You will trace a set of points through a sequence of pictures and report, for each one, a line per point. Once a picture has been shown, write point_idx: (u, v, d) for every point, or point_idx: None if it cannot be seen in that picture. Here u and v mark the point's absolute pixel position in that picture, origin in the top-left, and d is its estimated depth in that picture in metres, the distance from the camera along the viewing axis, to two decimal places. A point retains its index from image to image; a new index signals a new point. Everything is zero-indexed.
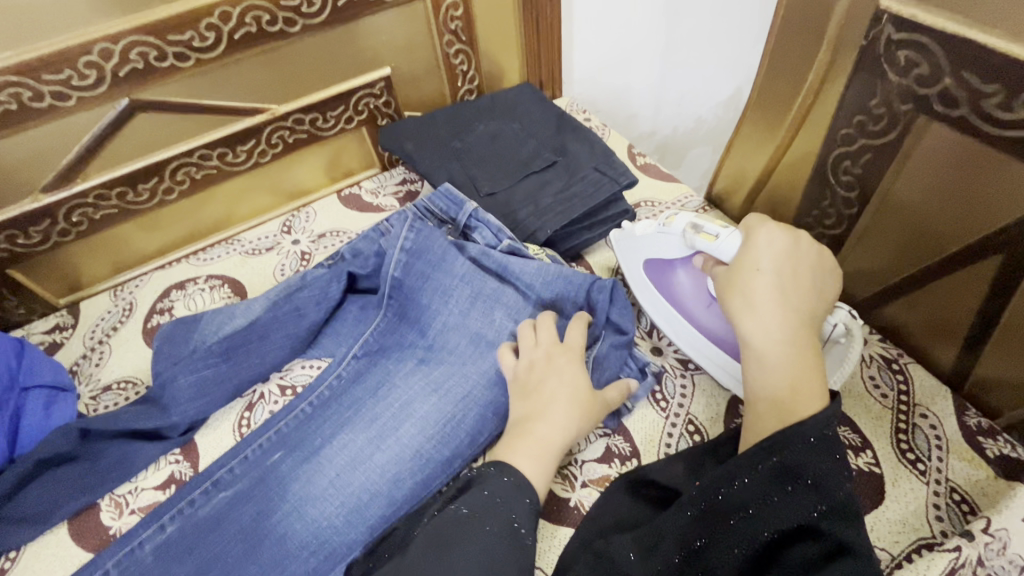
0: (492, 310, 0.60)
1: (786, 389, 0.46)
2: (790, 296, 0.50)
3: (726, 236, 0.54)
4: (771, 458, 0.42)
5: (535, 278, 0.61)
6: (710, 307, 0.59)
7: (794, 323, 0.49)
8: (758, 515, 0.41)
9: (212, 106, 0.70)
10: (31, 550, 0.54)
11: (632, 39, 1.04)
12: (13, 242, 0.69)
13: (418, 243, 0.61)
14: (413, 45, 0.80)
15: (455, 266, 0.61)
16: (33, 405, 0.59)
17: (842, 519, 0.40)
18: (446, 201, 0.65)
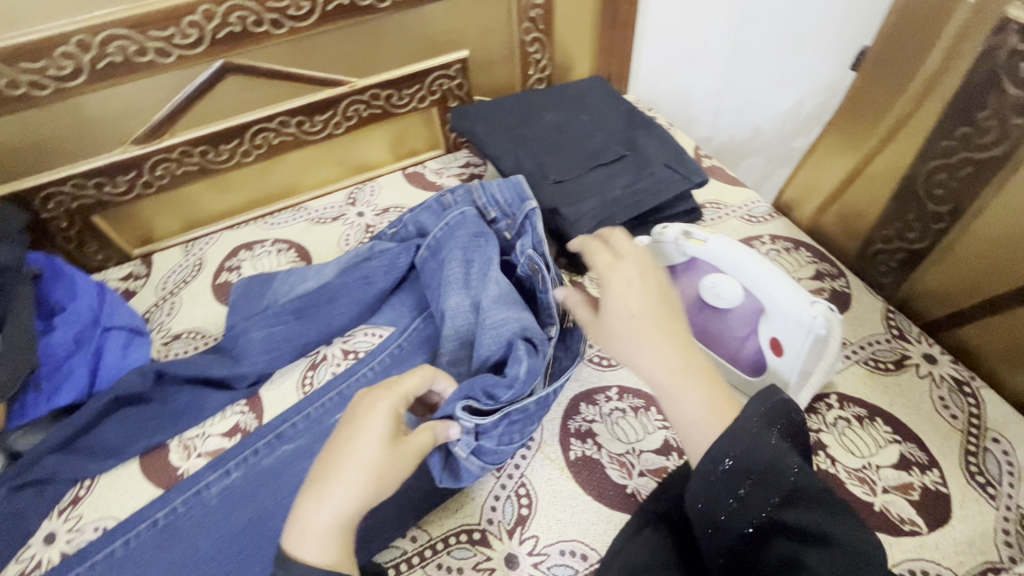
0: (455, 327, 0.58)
1: (703, 420, 0.42)
2: (659, 326, 0.46)
3: (716, 240, 0.53)
4: (721, 463, 0.39)
5: (491, 307, 0.56)
6: (704, 311, 0.58)
7: (676, 354, 0.44)
8: (727, 516, 0.39)
9: (296, 74, 0.72)
10: (103, 481, 0.56)
11: (702, 38, 1.01)
12: (101, 190, 0.72)
13: (440, 238, 0.63)
14: (492, 30, 0.81)
15: (451, 261, 0.60)
16: (114, 345, 0.62)
17: (803, 505, 0.38)
18: (510, 190, 0.64)
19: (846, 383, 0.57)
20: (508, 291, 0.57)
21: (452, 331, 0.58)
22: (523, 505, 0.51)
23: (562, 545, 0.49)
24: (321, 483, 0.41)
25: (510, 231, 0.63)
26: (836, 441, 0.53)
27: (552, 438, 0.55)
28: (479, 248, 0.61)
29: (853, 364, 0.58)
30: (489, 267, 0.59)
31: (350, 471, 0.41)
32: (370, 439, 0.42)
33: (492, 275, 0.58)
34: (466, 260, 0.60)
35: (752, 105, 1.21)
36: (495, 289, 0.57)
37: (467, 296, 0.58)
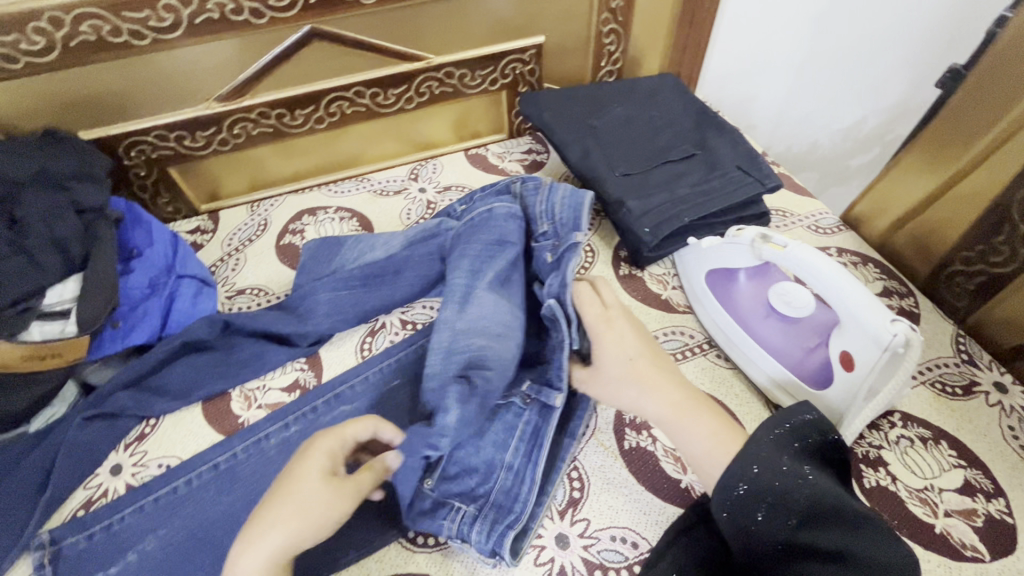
0: (439, 339, 0.55)
1: (706, 451, 0.45)
2: (643, 368, 0.49)
3: (796, 247, 0.51)
4: (737, 488, 0.41)
5: (474, 334, 0.54)
6: (768, 318, 0.57)
7: (673, 392, 0.48)
8: (752, 540, 0.40)
9: (378, 46, 0.74)
10: (168, 422, 0.58)
11: (775, 45, 0.98)
12: (180, 143, 0.74)
13: (465, 231, 0.61)
14: (571, 18, 0.81)
15: (458, 269, 0.58)
16: (185, 292, 0.64)
17: (822, 524, 0.39)
18: (568, 208, 0.59)
19: (911, 403, 0.56)
20: (497, 316, 0.55)
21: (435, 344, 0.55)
22: (575, 488, 0.52)
23: (614, 531, 0.49)
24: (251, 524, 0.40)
25: (551, 253, 0.58)
26: (899, 459, 0.52)
27: (606, 426, 0.56)
28: (491, 260, 0.58)
29: (919, 386, 0.57)
30: (481, 290, 0.56)
31: (287, 510, 0.40)
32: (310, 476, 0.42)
33: (484, 299, 0.55)
34: (474, 270, 0.58)
35: (815, 118, 1.18)
36: (482, 313, 0.55)
37: (458, 311, 0.56)
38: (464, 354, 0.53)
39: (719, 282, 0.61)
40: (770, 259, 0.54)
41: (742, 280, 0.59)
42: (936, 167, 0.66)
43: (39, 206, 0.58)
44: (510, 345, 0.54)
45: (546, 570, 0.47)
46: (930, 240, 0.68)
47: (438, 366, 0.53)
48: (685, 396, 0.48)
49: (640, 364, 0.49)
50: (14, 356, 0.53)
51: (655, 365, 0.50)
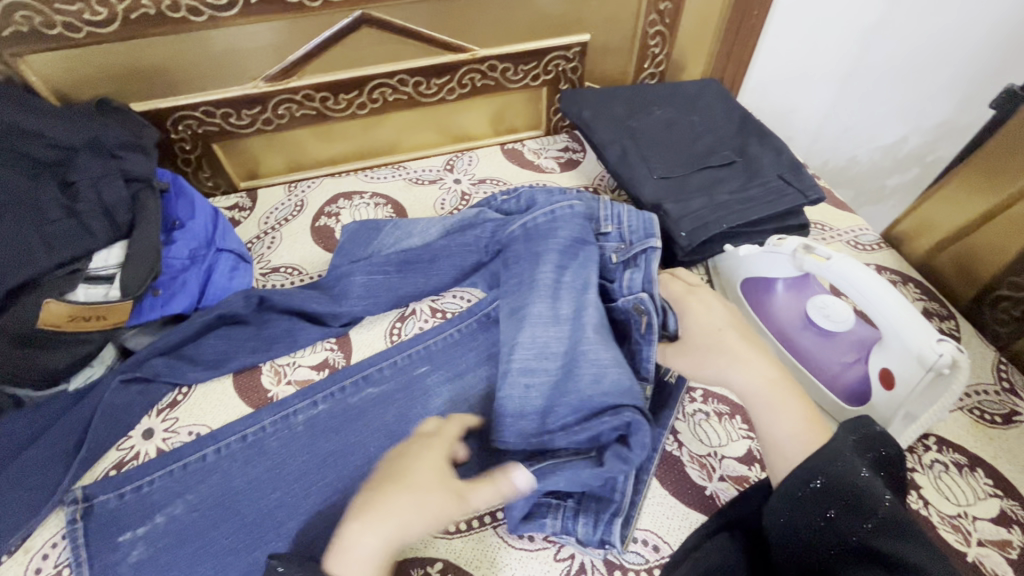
0: (535, 335, 0.54)
1: (794, 429, 0.45)
2: (723, 339, 0.50)
3: (838, 259, 0.50)
4: (811, 481, 0.41)
5: (584, 335, 0.53)
6: (805, 331, 0.57)
7: (766, 368, 0.49)
8: (816, 535, 0.40)
9: (425, 36, 0.75)
10: (199, 391, 0.59)
11: (822, 55, 0.96)
12: (226, 120, 0.75)
13: (537, 226, 0.60)
14: (618, 17, 0.81)
15: (543, 265, 0.57)
16: (223, 266, 0.66)
17: (895, 533, 0.38)
18: (632, 212, 0.61)
19: (948, 427, 0.54)
20: (597, 321, 0.54)
21: (531, 340, 0.54)
22: None
23: (635, 533, 0.49)
24: (371, 508, 0.42)
25: (618, 254, 0.59)
26: (932, 484, 0.51)
27: None
28: (576, 259, 0.58)
29: (957, 411, 0.56)
30: (580, 291, 0.56)
31: (402, 494, 0.42)
32: (429, 466, 0.45)
33: (584, 301, 0.55)
34: (561, 266, 0.57)
35: (856, 133, 1.15)
36: (587, 309, 0.54)
37: (551, 308, 0.55)
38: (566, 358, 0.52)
39: (756, 290, 0.60)
40: (812, 271, 0.53)
41: (779, 291, 0.58)
42: (988, 189, 0.65)
43: (93, 171, 0.60)
44: (613, 350, 0.52)
45: (565, 566, 0.47)
46: (975, 264, 0.66)
47: (538, 364, 0.53)
48: (775, 370, 0.48)
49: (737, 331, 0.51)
50: (60, 316, 0.54)
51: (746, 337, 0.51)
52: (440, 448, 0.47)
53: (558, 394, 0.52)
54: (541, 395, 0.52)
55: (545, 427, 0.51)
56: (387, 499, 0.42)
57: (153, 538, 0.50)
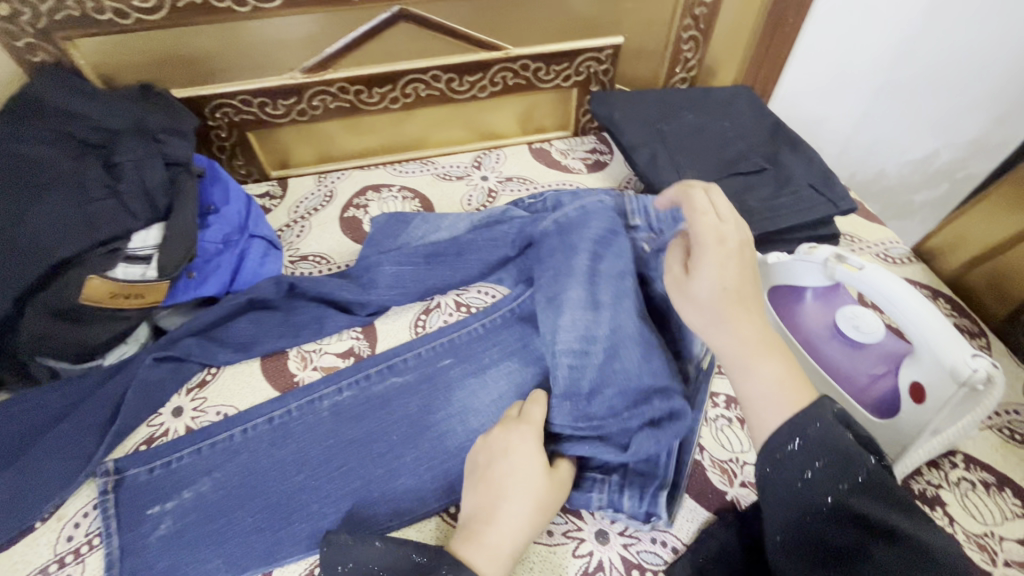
0: (575, 318, 0.55)
1: (770, 392, 0.42)
2: (711, 300, 0.46)
3: (872, 269, 0.50)
4: (792, 441, 0.39)
5: (624, 317, 0.54)
6: (832, 340, 0.56)
7: (753, 325, 0.45)
8: (792, 496, 0.38)
9: (461, 34, 0.76)
10: (228, 373, 0.61)
11: (855, 67, 0.95)
12: (261, 109, 0.77)
13: (568, 220, 0.61)
14: (652, 21, 0.81)
15: (576, 254, 0.58)
16: (255, 252, 0.67)
17: (876, 496, 0.36)
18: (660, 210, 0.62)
19: (975, 444, 0.54)
20: (635, 303, 0.55)
21: (571, 325, 0.54)
22: None
23: (655, 534, 0.49)
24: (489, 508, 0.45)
25: (648, 245, 0.60)
26: (959, 501, 0.50)
27: None
28: (609, 248, 0.58)
29: (986, 429, 0.55)
30: (619, 275, 0.56)
31: (517, 498, 0.44)
32: (530, 464, 0.46)
33: (622, 285, 0.56)
34: (595, 256, 0.58)
35: (885, 146, 1.11)
36: (627, 296, 0.55)
37: (588, 293, 0.56)
38: (609, 341, 0.53)
39: (784, 297, 0.60)
40: (844, 280, 0.52)
41: (807, 300, 0.58)
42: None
43: (135, 153, 0.62)
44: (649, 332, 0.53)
45: (584, 562, 0.47)
46: (1008, 282, 0.64)
47: (580, 346, 0.53)
48: (758, 331, 0.45)
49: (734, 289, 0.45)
50: (101, 292, 0.55)
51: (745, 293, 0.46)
52: (515, 435, 0.48)
53: (604, 375, 0.52)
54: (587, 376, 0.52)
55: (590, 408, 0.51)
56: (503, 507, 0.44)
57: (180, 513, 0.51)
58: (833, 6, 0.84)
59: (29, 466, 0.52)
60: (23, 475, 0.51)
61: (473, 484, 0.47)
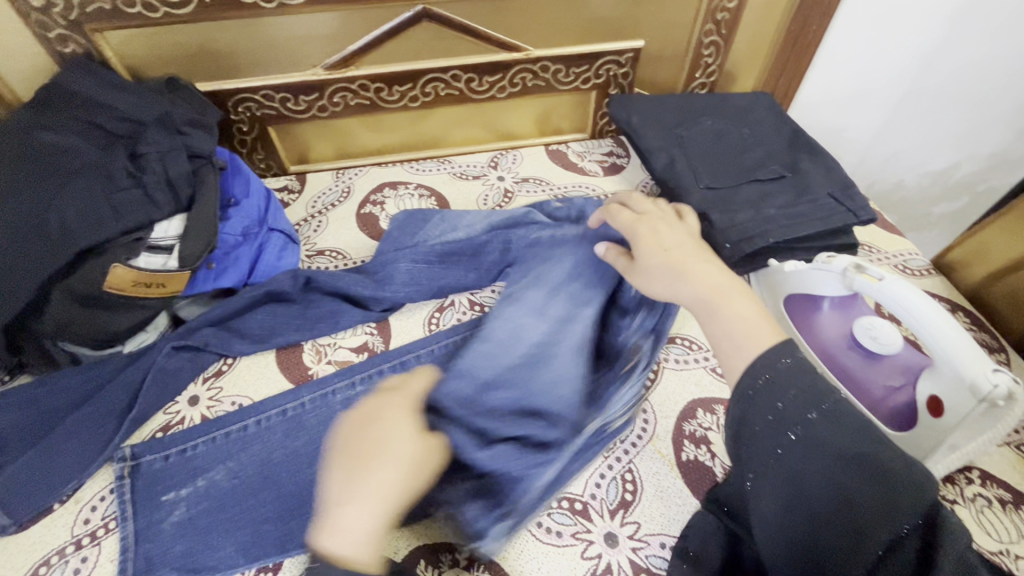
0: (512, 315, 0.57)
1: (740, 332, 0.40)
2: (669, 255, 0.48)
3: (891, 280, 0.50)
4: (759, 377, 0.36)
5: (557, 340, 0.55)
6: (850, 351, 0.56)
7: (719, 275, 0.45)
8: (764, 432, 0.35)
9: (482, 34, 0.76)
10: (244, 363, 0.61)
11: (878, 75, 0.94)
12: (283, 105, 0.78)
13: (561, 237, 0.63)
14: (674, 25, 0.81)
15: (551, 267, 0.60)
16: (273, 245, 0.68)
17: (845, 424, 0.34)
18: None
19: (992, 461, 0.53)
20: (573, 332, 0.56)
21: (503, 317, 0.57)
22: (628, 490, 0.52)
23: (663, 538, 0.49)
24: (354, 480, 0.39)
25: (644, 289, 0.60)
26: (973, 518, 0.49)
27: (665, 435, 0.55)
28: (584, 275, 0.59)
29: (1004, 445, 0.54)
30: (570, 304, 0.58)
31: (385, 466, 0.40)
32: (401, 434, 0.42)
33: (568, 314, 0.57)
34: (567, 275, 0.59)
35: (905, 157, 1.09)
36: (578, 323, 0.56)
37: (541, 301, 0.58)
38: (527, 352, 0.55)
39: (801, 307, 0.60)
40: (862, 291, 0.52)
41: (825, 310, 0.58)
42: None
43: (160, 145, 0.63)
44: (570, 365, 0.54)
45: (592, 564, 0.47)
46: None
47: (501, 338, 0.56)
48: (724, 278, 0.44)
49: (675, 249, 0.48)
50: (125, 280, 0.57)
51: (689, 254, 0.48)
52: (405, 407, 0.45)
53: (511, 378, 0.53)
54: (497, 369, 0.54)
55: (480, 398, 0.52)
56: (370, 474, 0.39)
57: (194, 500, 0.52)
58: (858, 14, 0.84)
59: (49, 446, 0.53)
60: (44, 455, 0.52)
61: (333, 462, 0.41)
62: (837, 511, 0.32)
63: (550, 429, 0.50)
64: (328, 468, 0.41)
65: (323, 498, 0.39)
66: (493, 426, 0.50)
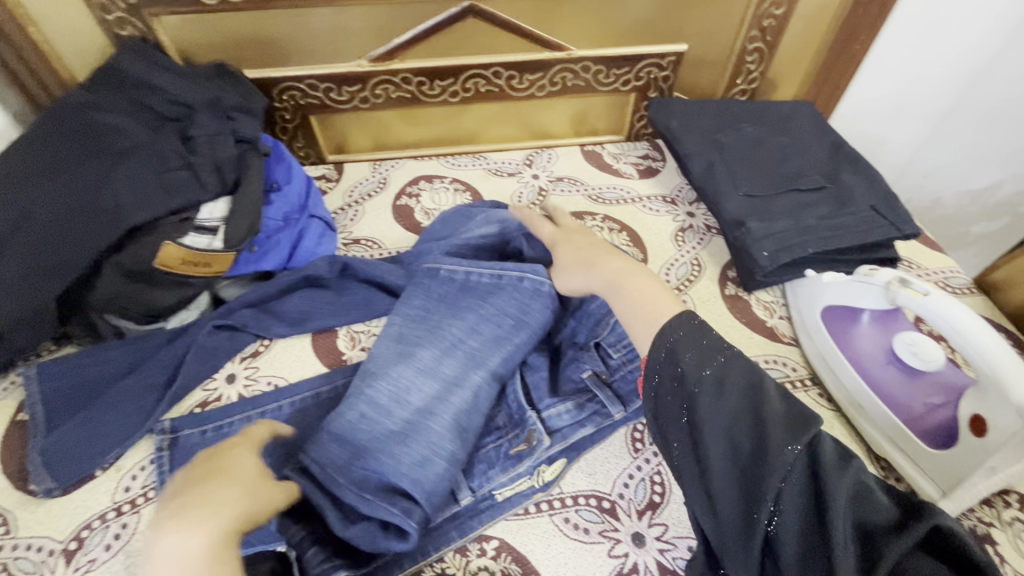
0: (403, 376, 0.54)
1: (639, 306, 0.50)
2: (584, 252, 0.58)
3: (937, 295, 0.49)
4: (662, 354, 0.44)
5: (442, 407, 0.52)
6: (888, 366, 0.55)
7: (629, 265, 0.55)
8: (673, 397, 0.42)
9: (527, 33, 0.77)
10: (280, 345, 0.63)
11: (923, 89, 0.91)
12: (326, 94, 0.79)
13: (478, 284, 0.59)
14: (718, 30, 0.81)
15: (458, 320, 0.57)
16: (313, 232, 0.69)
17: (736, 380, 0.40)
18: (636, 368, 0.57)
19: None
20: (460, 401, 0.52)
21: (393, 377, 0.54)
22: (656, 492, 0.52)
23: (691, 542, 0.49)
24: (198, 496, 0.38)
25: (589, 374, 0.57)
26: (1011, 542, 0.48)
27: None
28: (491, 330, 0.56)
29: None
30: (466, 368, 0.54)
31: (229, 483, 0.40)
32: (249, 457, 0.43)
33: (458, 379, 0.53)
34: (471, 329, 0.56)
35: (948, 175, 1.05)
36: (468, 391, 0.53)
37: (437, 359, 0.55)
38: (405, 420, 0.51)
39: (838, 318, 0.59)
40: (905, 305, 0.52)
41: (863, 324, 0.58)
42: None
43: (209, 128, 0.64)
44: (449, 442, 0.50)
45: (619, 563, 0.47)
46: None
47: (388, 404, 0.52)
48: (621, 266, 0.55)
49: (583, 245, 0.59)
50: (174, 258, 0.59)
51: (591, 248, 0.59)
52: (247, 455, 0.43)
53: (389, 444, 0.50)
54: (373, 432, 0.51)
55: (353, 466, 0.49)
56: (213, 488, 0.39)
57: None
58: (905, 25, 0.82)
59: (93, 415, 0.55)
60: (86, 423, 0.54)
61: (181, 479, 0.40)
62: (739, 460, 0.37)
63: (403, 513, 0.45)
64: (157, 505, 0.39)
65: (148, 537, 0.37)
66: (355, 501, 0.46)
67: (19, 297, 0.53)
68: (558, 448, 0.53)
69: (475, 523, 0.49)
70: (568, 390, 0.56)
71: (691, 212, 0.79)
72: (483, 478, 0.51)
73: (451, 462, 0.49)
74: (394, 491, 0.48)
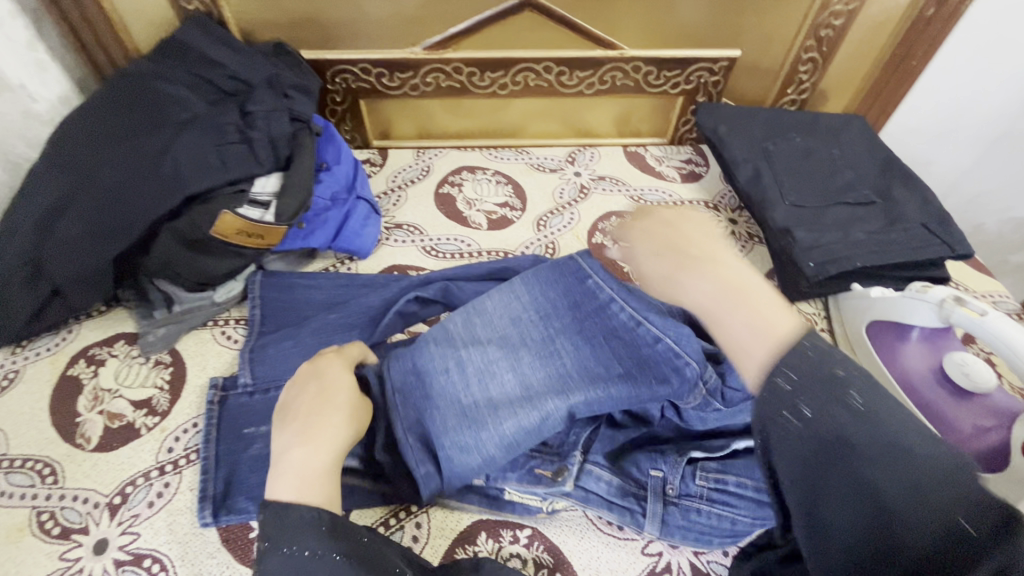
0: (496, 356, 0.51)
1: (755, 331, 0.33)
2: (658, 253, 0.41)
3: (996, 316, 0.48)
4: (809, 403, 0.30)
5: (510, 403, 0.49)
6: (937, 386, 0.55)
7: (745, 274, 0.37)
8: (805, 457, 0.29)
9: (583, 30, 0.77)
10: None
11: (975, 111, 0.86)
12: (378, 80, 0.80)
13: (613, 313, 0.52)
14: (774, 37, 0.81)
15: (575, 341, 0.51)
16: (359, 212, 0.71)
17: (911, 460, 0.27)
18: (702, 514, 0.48)
19: None
20: (528, 422, 0.48)
21: (486, 351, 0.52)
22: None
23: (726, 546, 0.50)
24: (315, 424, 0.43)
25: (652, 487, 0.49)
26: None
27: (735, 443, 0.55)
28: (590, 368, 0.49)
29: None
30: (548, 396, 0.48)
31: (336, 414, 0.44)
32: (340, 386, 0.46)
33: (536, 402, 0.48)
34: (574, 354, 0.51)
35: (995, 199, 0.97)
36: (536, 417, 0.48)
37: (534, 364, 0.51)
38: (474, 402, 0.49)
39: (885, 333, 0.59)
40: (961, 324, 0.51)
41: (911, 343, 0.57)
42: None
43: (268, 105, 0.65)
44: (493, 447, 0.47)
45: (653, 561, 0.49)
46: None
47: (471, 372, 0.51)
48: (730, 275, 0.37)
49: (660, 246, 0.41)
50: (231, 228, 0.60)
51: (675, 250, 0.40)
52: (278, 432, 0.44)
53: (450, 412, 0.49)
54: (447, 393, 0.50)
55: (421, 408, 0.50)
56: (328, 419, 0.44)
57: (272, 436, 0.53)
58: (966, 42, 0.78)
59: (297, 337, 0.59)
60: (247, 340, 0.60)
61: (280, 425, 0.44)
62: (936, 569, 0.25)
63: (424, 478, 0.48)
64: (281, 423, 0.44)
65: (275, 450, 0.42)
66: (400, 439, 0.49)
67: (82, 254, 0.55)
68: (574, 501, 0.49)
69: (507, 508, 0.50)
70: (628, 470, 0.51)
71: (733, 219, 0.79)
72: (501, 476, 0.50)
73: (485, 464, 0.47)
74: (432, 452, 0.49)
